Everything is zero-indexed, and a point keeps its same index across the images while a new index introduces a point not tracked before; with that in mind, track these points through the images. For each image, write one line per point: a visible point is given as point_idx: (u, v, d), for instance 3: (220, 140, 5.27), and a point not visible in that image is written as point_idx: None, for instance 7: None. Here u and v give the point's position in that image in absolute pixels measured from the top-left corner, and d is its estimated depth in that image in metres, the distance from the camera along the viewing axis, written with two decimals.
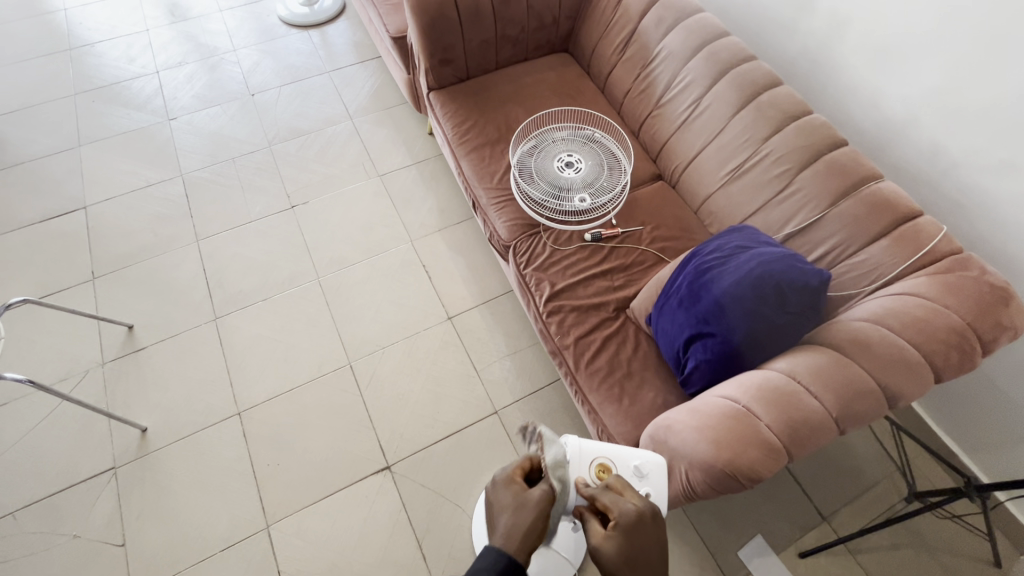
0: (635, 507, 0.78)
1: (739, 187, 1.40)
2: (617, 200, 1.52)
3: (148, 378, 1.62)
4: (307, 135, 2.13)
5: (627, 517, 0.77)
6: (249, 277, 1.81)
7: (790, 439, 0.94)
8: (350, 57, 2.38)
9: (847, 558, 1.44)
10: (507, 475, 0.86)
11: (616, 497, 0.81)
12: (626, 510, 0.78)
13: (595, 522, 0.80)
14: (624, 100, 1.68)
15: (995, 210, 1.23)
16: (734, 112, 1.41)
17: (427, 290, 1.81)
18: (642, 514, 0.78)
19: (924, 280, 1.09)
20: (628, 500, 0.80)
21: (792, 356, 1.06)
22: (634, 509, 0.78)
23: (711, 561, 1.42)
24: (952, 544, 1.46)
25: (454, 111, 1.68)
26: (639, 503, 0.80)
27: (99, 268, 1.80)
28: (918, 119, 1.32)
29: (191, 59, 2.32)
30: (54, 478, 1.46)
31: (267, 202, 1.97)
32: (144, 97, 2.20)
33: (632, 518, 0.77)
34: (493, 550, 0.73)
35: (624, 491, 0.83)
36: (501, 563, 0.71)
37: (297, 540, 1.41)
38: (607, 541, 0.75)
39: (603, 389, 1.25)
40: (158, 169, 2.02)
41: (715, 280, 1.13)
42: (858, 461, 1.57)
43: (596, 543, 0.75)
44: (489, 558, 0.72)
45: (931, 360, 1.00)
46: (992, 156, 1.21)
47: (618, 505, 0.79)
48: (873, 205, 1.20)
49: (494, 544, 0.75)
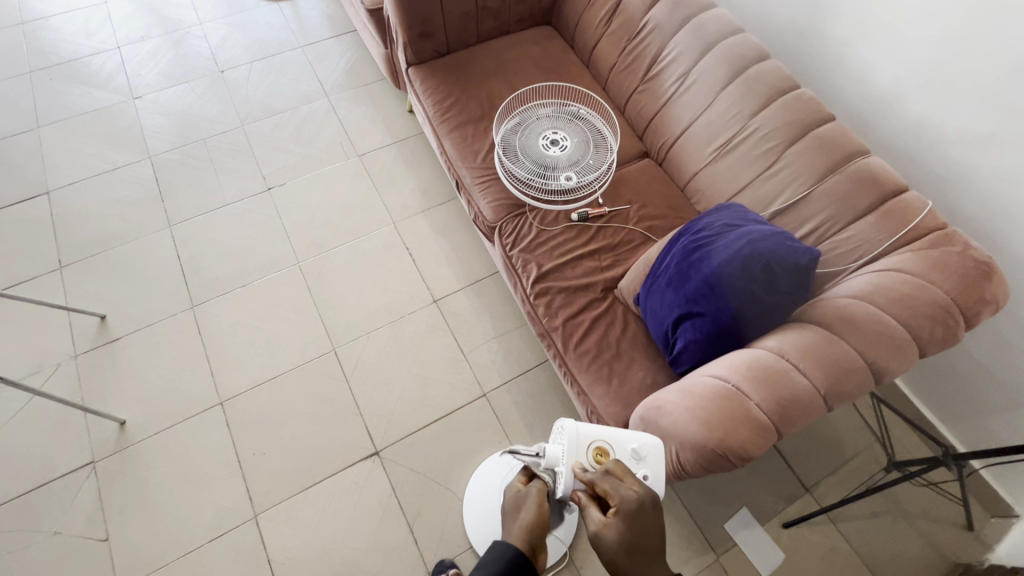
0: (636, 495, 0.77)
1: (727, 163, 1.38)
2: (603, 177, 1.49)
3: (123, 370, 1.57)
4: (282, 114, 2.05)
5: (628, 505, 0.76)
6: (226, 263, 1.75)
7: (779, 417, 0.95)
8: (324, 31, 2.28)
9: (828, 527, 1.48)
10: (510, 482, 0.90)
11: (617, 483, 0.79)
12: (627, 498, 0.77)
13: (595, 507, 0.79)
14: (609, 75, 1.64)
15: (975, 185, 1.24)
16: (722, 87, 1.39)
17: (411, 274, 1.77)
18: (643, 502, 0.77)
19: (910, 256, 1.09)
20: (628, 487, 0.79)
21: (781, 335, 1.06)
22: (635, 496, 0.77)
23: (699, 536, 1.45)
24: (927, 510, 1.51)
25: (435, 87, 1.62)
26: (640, 489, 0.78)
27: (66, 257, 1.72)
28: (904, 94, 1.32)
29: (154, 33, 2.20)
30: (30, 475, 1.41)
31: (242, 184, 1.90)
32: (106, 75, 2.08)
33: (633, 505, 0.76)
34: (502, 543, 0.78)
35: (626, 475, 0.80)
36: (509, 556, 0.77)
37: (286, 528, 1.40)
38: (607, 528, 0.75)
39: (592, 370, 1.24)
40: (125, 151, 1.93)
41: (704, 259, 1.12)
42: (840, 434, 1.60)
43: (597, 531, 0.76)
44: (499, 548, 0.78)
45: (916, 336, 1.01)
46: (979, 130, 1.20)
47: (618, 492, 0.78)
48: (859, 181, 1.20)
49: (503, 539, 0.80)
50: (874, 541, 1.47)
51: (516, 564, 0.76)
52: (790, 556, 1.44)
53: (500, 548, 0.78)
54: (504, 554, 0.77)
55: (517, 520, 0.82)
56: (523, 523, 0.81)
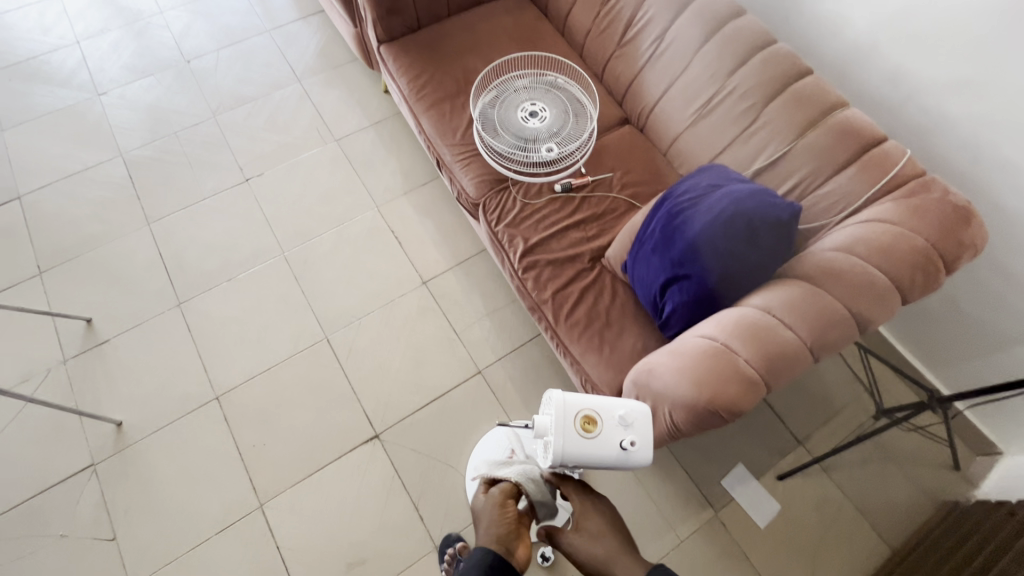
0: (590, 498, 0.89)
1: (707, 125, 1.37)
2: (585, 147, 1.47)
3: (115, 371, 1.56)
4: (253, 102, 2.00)
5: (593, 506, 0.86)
6: (210, 258, 1.73)
7: (767, 371, 0.97)
8: (290, 13, 2.21)
9: (821, 476, 1.53)
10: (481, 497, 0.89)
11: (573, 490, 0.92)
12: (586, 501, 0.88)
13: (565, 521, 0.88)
14: (584, 41, 1.61)
15: (951, 132, 1.25)
16: (699, 47, 1.37)
17: (398, 257, 1.76)
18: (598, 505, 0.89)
19: (890, 206, 1.10)
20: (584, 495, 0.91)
21: (766, 292, 1.07)
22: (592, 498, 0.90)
23: (698, 494, 1.49)
24: (917, 453, 1.56)
25: (408, 65, 1.58)
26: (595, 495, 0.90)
27: (45, 261, 1.69)
28: (880, 45, 1.31)
29: (114, 25, 2.12)
30: (31, 481, 1.42)
31: (219, 177, 1.86)
32: (68, 72, 2.01)
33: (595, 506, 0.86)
34: (481, 549, 0.80)
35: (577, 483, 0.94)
36: (489, 561, 0.78)
37: (293, 516, 1.42)
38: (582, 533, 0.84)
39: (584, 340, 1.25)
40: (95, 150, 1.88)
41: (687, 222, 1.13)
42: (830, 387, 1.63)
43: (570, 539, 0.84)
44: (479, 555, 0.79)
45: (897, 284, 1.03)
46: (955, 75, 1.21)
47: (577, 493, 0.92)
48: (839, 134, 1.20)
49: (480, 544, 0.81)
50: (864, 486, 1.52)
51: (496, 567, 0.77)
52: (784, 507, 1.49)
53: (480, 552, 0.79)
54: (483, 558, 0.78)
55: (487, 517, 0.84)
56: (493, 522, 0.83)
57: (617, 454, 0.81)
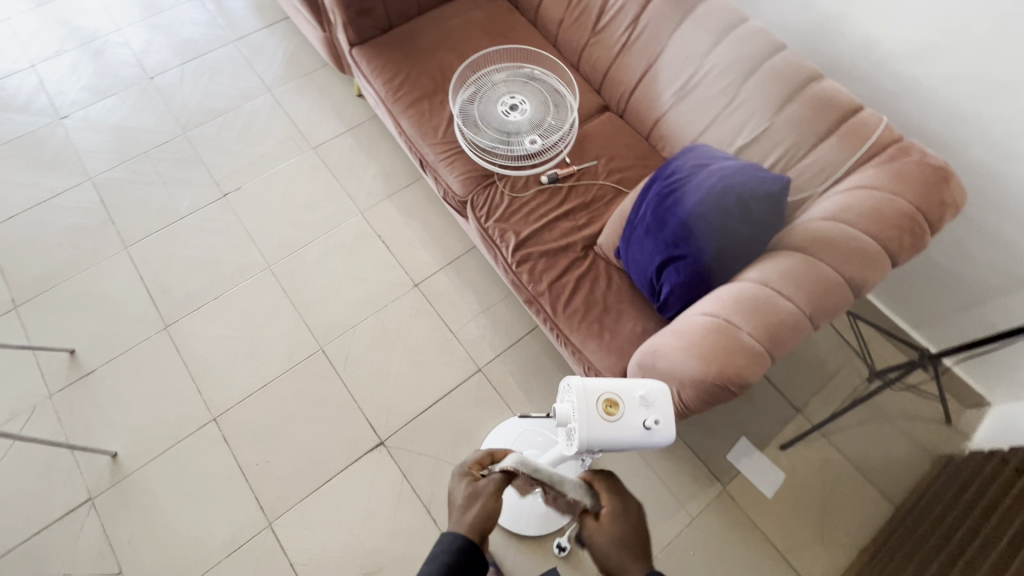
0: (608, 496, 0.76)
1: (687, 105, 1.38)
2: (568, 136, 1.47)
3: (104, 401, 1.51)
4: (224, 115, 1.95)
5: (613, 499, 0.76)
6: (193, 277, 1.69)
7: (770, 342, 0.98)
8: (254, 22, 2.16)
9: (821, 442, 1.56)
10: (465, 471, 0.84)
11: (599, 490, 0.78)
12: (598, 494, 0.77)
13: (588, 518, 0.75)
14: (558, 32, 1.61)
15: (922, 97, 1.29)
16: (672, 30, 1.38)
17: (387, 262, 1.74)
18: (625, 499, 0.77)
19: (872, 172, 1.13)
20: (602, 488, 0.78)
21: (761, 265, 1.09)
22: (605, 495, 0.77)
23: (705, 470, 1.51)
24: (910, 410, 1.61)
25: (383, 66, 1.56)
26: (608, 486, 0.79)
27: (19, 295, 1.63)
28: (847, 17, 1.34)
29: (70, 46, 2.05)
30: (25, 522, 1.37)
31: (194, 194, 1.81)
32: (25, 97, 1.94)
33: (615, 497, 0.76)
34: (450, 533, 0.74)
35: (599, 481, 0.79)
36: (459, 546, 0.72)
37: (304, 531, 1.39)
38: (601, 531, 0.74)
39: (583, 328, 1.26)
40: (62, 176, 1.81)
41: (679, 202, 1.14)
42: (822, 354, 1.67)
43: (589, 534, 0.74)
44: (448, 539, 0.73)
45: (886, 248, 1.05)
46: (921, 41, 1.24)
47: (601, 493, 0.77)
48: (817, 106, 1.22)
49: (451, 526, 0.76)
50: (864, 448, 1.56)
51: (466, 555, 0.72)
52: (789, 475, 1.52)
53: (450, 538, 0.73)
54: (452, 544, 0.73)
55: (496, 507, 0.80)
56: (479, 512, 0.76)
57: (642, 433, 0.81)
